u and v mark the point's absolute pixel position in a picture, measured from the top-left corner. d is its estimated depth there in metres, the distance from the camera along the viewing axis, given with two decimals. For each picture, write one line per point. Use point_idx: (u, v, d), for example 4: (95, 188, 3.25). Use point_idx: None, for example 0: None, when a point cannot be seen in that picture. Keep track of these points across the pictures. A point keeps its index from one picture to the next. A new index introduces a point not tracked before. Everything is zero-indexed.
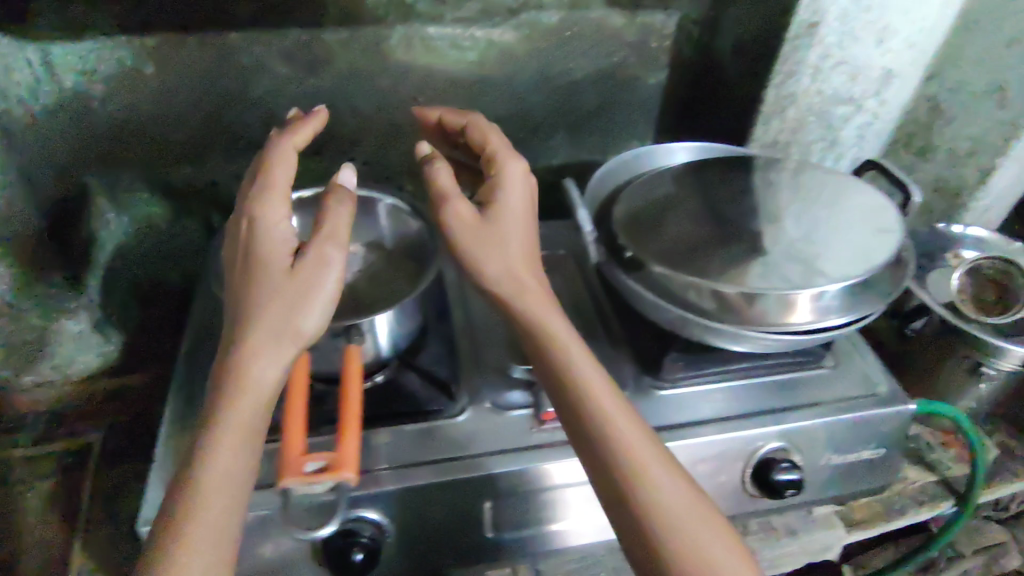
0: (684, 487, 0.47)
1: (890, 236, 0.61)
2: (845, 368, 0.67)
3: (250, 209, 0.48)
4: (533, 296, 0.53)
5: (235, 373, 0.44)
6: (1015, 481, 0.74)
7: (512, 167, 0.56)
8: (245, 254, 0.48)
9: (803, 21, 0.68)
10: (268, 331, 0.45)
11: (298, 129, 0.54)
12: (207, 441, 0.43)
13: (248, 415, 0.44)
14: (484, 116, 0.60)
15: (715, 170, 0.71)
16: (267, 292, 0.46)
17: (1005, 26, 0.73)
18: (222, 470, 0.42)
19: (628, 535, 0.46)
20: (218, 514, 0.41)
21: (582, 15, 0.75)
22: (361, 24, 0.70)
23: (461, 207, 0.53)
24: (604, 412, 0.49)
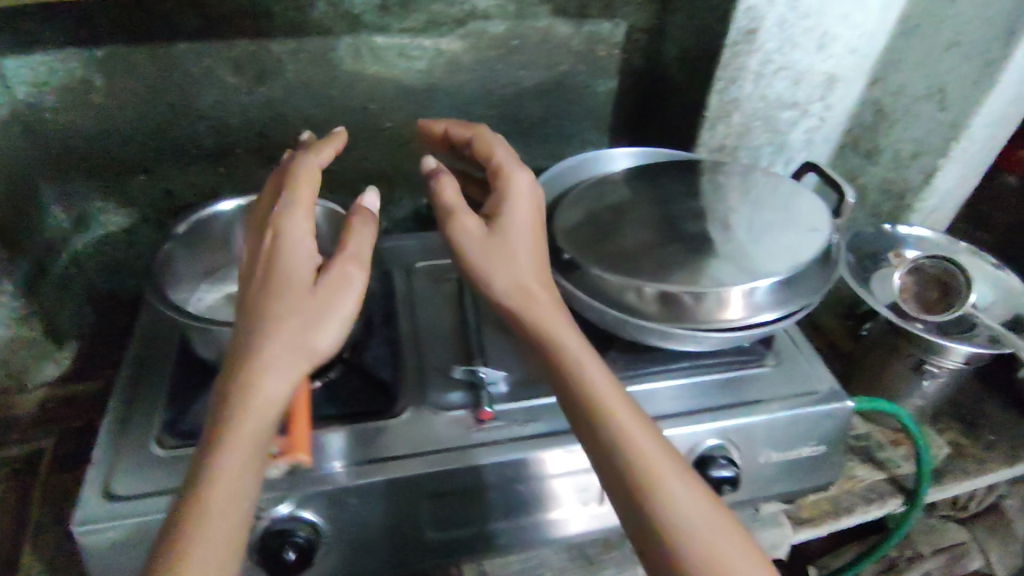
0: (714, 514, 0.46)
1: (819, 236, 0.62)
2: (786, 366, 0.68)
3: (273, 219, 0.46)
4: (545, 308, 0.51)
5: (246, 393, 0.41)
6: (963, 479, 0.75)
7: (522, 178, 0.55)
8: (263, 266, 0.45)
9: (741, 28, 0.69)
10: (282, 346, 0.42)
11: (320, 148, 0.52)
12: (212, 458, 0.40)
13: (258, 431, 0.41)
14: (491, 128, 0.59)
15: (661, 174, 0.72)
16: (282, 305, 0.43)
17: (942, 32, 0.73)
18: (232, 491, 0.40)
19: (651, 555, 0.45)
20: (223, 536, 0.39)
21: (529, 24, 0.76)
22: (307, 34, 0.69)
23: (468, 222, 0.53)
24: (632, 436, 0.47)
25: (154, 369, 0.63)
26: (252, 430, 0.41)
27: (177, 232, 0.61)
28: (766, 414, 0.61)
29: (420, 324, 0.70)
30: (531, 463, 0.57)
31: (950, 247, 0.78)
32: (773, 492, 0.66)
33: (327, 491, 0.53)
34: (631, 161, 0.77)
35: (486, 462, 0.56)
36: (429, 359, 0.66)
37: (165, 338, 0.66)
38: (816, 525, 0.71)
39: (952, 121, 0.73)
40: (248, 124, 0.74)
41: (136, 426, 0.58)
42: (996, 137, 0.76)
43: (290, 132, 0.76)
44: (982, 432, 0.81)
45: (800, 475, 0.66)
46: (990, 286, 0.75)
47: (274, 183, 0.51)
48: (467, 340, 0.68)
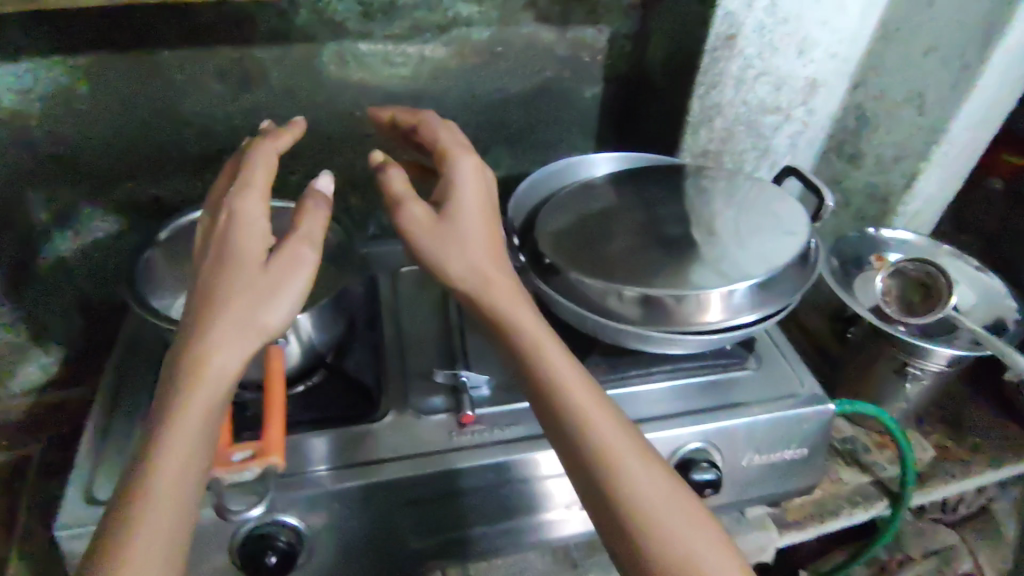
0: (666, 484, 0.47)
1: (796, 239, 0.63)
2: (768, 369, 0.68)
3: (228, 201, 0.47)
4: (501, 289, 0.53)
5: (194, 365, 0.42)
6: (948, 481, 0.75)
7: (468, 161, 0.55)
8: (217, 245, 0.46)
9: (720, 33, 0.70)
10: (234, 324, 0.44)
11: (278, 136, 0.53)
12: (162, 428, 0.41)
13: (210, 403, 0.42)
14: (438, 115, 0.60)
15: (643, 178, 0.72)
16: (236, 282, 0.44)
17: (920, 36, 0.73)
18: (184, 458, 0.41)
19: (607, 528, 0.46)
20: (173, 502, 0.40)
21: (512, 32, 0.76)
22: (291, 41, 0.70)
23: (416, 208, 0.53)
24: (584, 410, 0.49)
25: (137, 376, 0.63)
26: (202, 402, 0.42)
27: (158, 239, 0.62)
28: (748, 417, 0.61)
29: (404, 329, 0.70)
30: (511, 466, 0.57)
31: (933, 250, 0.78)
32: (755, 495, 0.66)
33: (306, 495, 0.53)
34: (615, 166, 0.77)
35: (468, 465, 0.56)
36: (412, 363, 0.66)
37: (148, 345, 0.66)
38: (800, 529, 0.71)
39: (931, 125, 0.74)
40: (233, 131, 0.74)
41: (118, 434, 0.58)
42: (976, 140, 0.76)
43: None
44: (967, 434, 0.81)
45: (782, 478, 0.66)
46: (973, 288, 0.75)
47: (230, 169, 0.52)
48: (451, 344, 0.68)
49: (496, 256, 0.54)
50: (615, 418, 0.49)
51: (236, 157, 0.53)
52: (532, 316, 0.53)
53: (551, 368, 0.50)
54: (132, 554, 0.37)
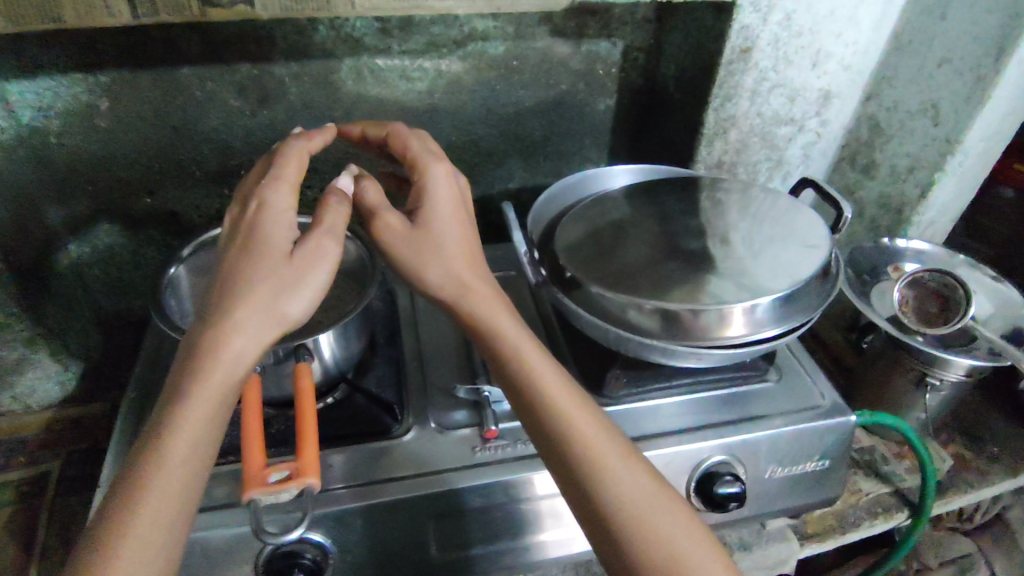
0: (647, 482, 0.49)
1: (819, 252, 0.63)
2: (788, 382, 0.68)
3: (260, 190, 0.48)
4: (479, 296, 0.54)
5: (207, 352, 0.43)
6: (966, 491, 0.76)
7: (438, 170, 0.55)
8: (246, 234, 0.47)
9: (736, 46, 0.70)
10: (254, 310, 0.44)
11: (312, 137, 0.54)
12: (173, 413, 0.42)
13: (219, 392, 0.43)
14: (406, 125, 0.59)
15: (661, 190, 0.73)
16: (258, 270, 0.45)
17: (933, 47, 0.74)
18: (187, 448, 0.42)
19: (592, 526, 0.48)
20: (172, 493, 0.41)
21: (527, 46, 0.77)
22: (309, 57, 0.70)
23: (391, 219, 0.54)
24: (564, 414, 0.51)
25: (158, 393, 0.63)
26: (213, 389, 0.43)
27: (182, 255, 0.62)
28: (770, 429, 0.62)
29: (423, 343, 0.70)
30: (536, 481, 0.57)
31: (949, 260, 0.79)
32: (778, 508, 0.65)
33: (332, 512, 0.53)
34: (631, 179, 0.78)
35: (493, 481, 0.56)
36: (432, 378, 0.66)
37: (169, 362, 0.66)
38: (823, 540, 0.70)
39: (946, 136, 0.74)
40: (251, 147, 0.75)
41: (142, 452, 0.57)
42: (990, 150, 0.77)
43: None
44: (985, 443, 0.81)
45: (804, 490, 0.66)
46: (989, 298, 0.76)
47: (262, 163, 0.53)
48: (470, 358, 0.68)
49: (472, 262, 0.55)
50: (598, 423, 0.51)
51: (269, 154, 0.53)
52: (514, 323, 0.54)
53: (534, 374, 0.52)
54: (123, 547, 0.39)
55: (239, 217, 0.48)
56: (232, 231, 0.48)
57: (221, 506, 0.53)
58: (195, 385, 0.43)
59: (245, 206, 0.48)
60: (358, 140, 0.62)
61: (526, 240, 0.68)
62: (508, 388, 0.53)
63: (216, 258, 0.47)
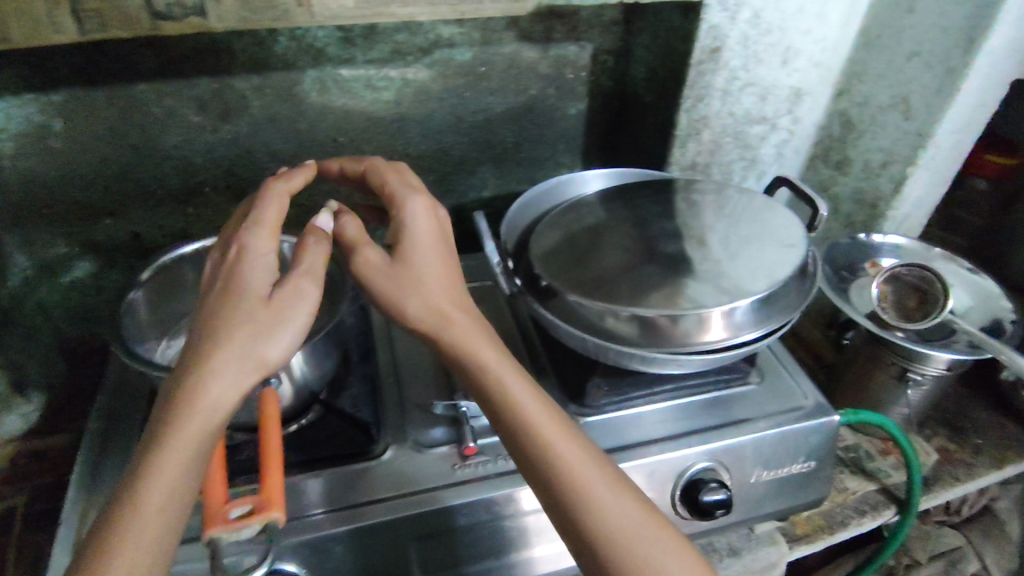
0: (633, 506, 0.48)
1: (793, 251, 0.62)
2: (770, 383, 0.67)
3: (240, 237, 0.46)
4: (463, 329, 0.52)
5: (186, 396, 0.41)
6: (954, 486, 0.75)
7: (416, 203, 0.54)
8: (225, 279, 0.45)
9: (705, 47, 0.69)
10: (233, 357, 0.42)
11: (290, 176, 0.52)
12: (149, 462, 0.40)
13: (196, 441, 0.41)
14: (384, 158, 0.58)
15: (635, 194, 0.72)
16: (235, 314, 0.43)
17: (902, 41, 0.73)
18: (162, 498, 0.40)
19: (582, 556, 0.47)
20: (144, 549, 0.39)
21: (494, 51, 0.75)
22: (270, 70, 0.68)
23: (370, 256, 0.53)
24: (545, 442, 0.49)
25: (124, 422, 0.60)
26: (190, 437, 0.41)
27: (142, 278, 0.59)
28: (754, 432, 0.61)
29: (398, 358, 0.68)
30: (520, 497, 0.55)
31: (925, 254, 0.79)
32: (766, 512, 0.64)
33: (308, 540, 0.51)
34: (605, 182, 0.77)
35: (473, 499, 0.54)
36: (408, 394, 0.64)
37: (133, 390, 0.64)
38: (813, 542, 0.70)
39: (918, 129, 0.74)
40: (214, 163, 0.72)
41: (106, 483, 0.55)
42: (962, 143, 0.77)
43: (257, 167, 0.74)
44: (968, 435, 0.81)
45: (791, 493, 0.65)
46: (967, 290, 0.76)
47: (243, 210, 0.51)
48: (448, 372, 0.66)
49: (456, 296, 0.53)
50: (581, 449, 0.50)
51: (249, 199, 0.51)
52: (498, 351, 0.52)
53: (519, 403, 0.50)
54: None
55: (218, 265, 0.46)
56: (211, 278, 0.46)
57: (190, 539, 0.50)
58: (172, 433, 0.40)
59: (225, 252, 0.46)
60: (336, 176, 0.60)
61: (500, 249, 0.66)
62: (492, 416, 0.51)
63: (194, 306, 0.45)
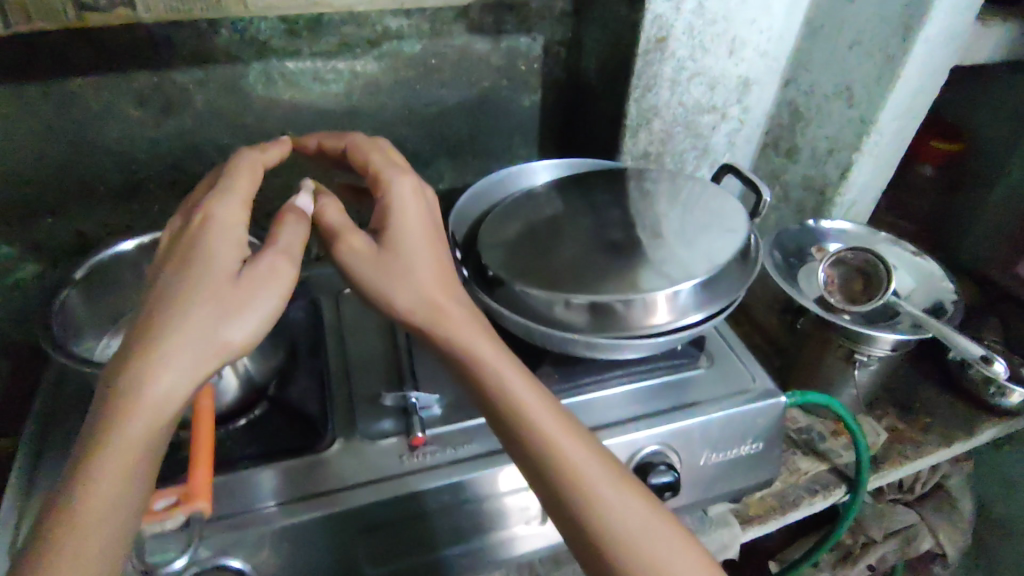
0: (631, 499, 0.49)
1: (735, 236, 0.63)
2: (719, 367, 0.68)
3: (208, 202, 0.44)
4: (456, 322, 0.52)
5: (134, 385, 0.38)
6: (903, 463, 0.77)
7: (403, 182, 0.53)
8: (187, 248, 0.43)
9: (651, 37, 0.70)
10: (189, 338, 0.40)
11: (264, 149, 0.52)
12: (95, 457, 0.38)
13: (150, 433, 0.39)
14: (364, 134, 0.57)
15: (586, 184, 0.73)
16: (196, 294, 0.41)
17: (844, 29, 0.74)
18: (113, 501, 0.38)
19: (581, 547, 0.49)
20: (95, 548, 0.37)
21: (444, 43, 0.75)
22: (214, 63, 0.67)
23: (356, 239, 0.52)
24: (545, 437, 0.49)
25: (64, 422, 0.60)
26: (143, 429, 0.39)
27: (75, 277, 0.57)
28: (701, 415, 0.62)
29: (349, 351, 0.68)
30: (470, 485, 0.55)
31: (870, 238, 0.80)
32: (715, 493, 0.65)
33: (258, 532, 0.50)
34: (550, 173, 0.77)
35: (421, 488, 0.54)
36: (359, 386, 0.64)
37: (75, 390, 0.63)
38: (765, 522, 0.71)
39: (861, 117, 0.76)
40: (159, 158, 0.71)
41: (43, 483, 0.54)
42: (906, 129, 0.78)
43: (206, 163, 0.74)
44: (917, 415, 0.83)
45: (740, 473, 0.66)
46: (911, 272, 0.77)
47: (212, 175, 0.50)
48: (399, 363, 0.66)
49: (446, 285, 0.53)
50: (580, 442, 0.50)
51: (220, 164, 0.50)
52: (493, 349, 0.52)
53: (516, 399, 0.50)
54: None
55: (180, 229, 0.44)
56: (170, 246, 0.44)
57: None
58: (122, 425, 0.38)
59: (188, 220, 0.44)
60: (314, 154, 0.60)
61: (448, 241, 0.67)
62: (489, 411, 0.51)
63: (148, 281, 0.42)
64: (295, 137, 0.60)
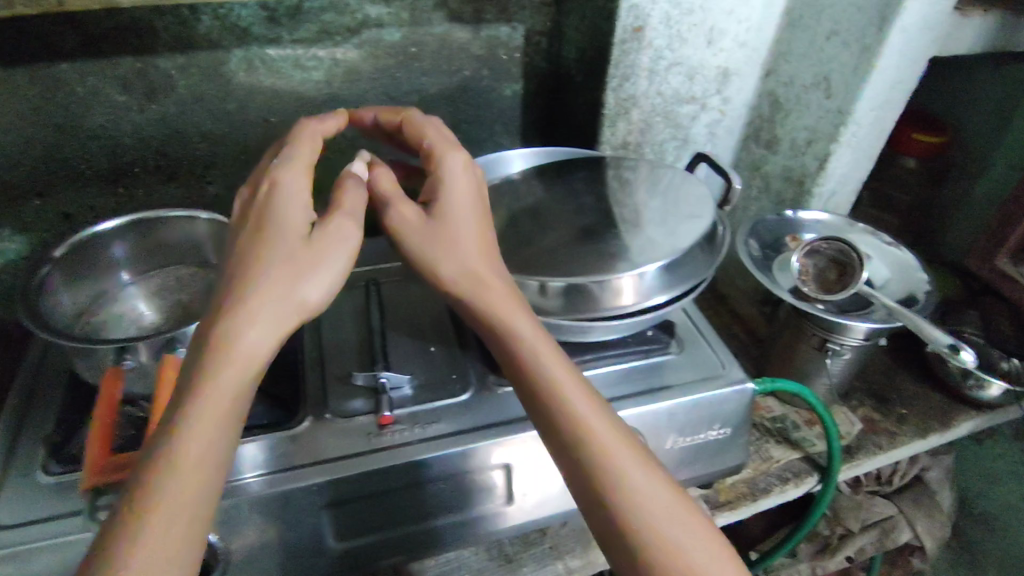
0: (663, 489, 0.47)
1: (700, 222, 0.64)
2: (689, 353, 0.69)
3: (274, 172, 0.49)
4: (495, 295, 0.52)
5: (228, 335, 0.42)
6: (877, 453, 0.78)
7: (455, 159, 0.55)
8: (260, 212, 0.47)
9: (627, 26, 0.71)
10: (273, 298, 0.43)
11: (323, 121, 0.55)
12: (190, 403, 0.40)
13: (239, 384, 0.42)
14: (420, 110, 0.59)
15: (561, 172, 0.74)
16: (276, 255, 0.45)
17: (822, 19, 0.75)
18: (201, 447, 0.40)
19: (605, 535, 0.47)
20: (186, 493, 0.39)
21: (424, 32, 0.76)
22: (195, 49, 0.69)
23: (405, 210, 0.54)
24: (576, 414, 0.48)
25: (43, 399, 0.61)
26: (233, 379, 0.41)
27: (53, 256, 0.58)
28: (668, 399, 0.62)
29: (325, 334, 0.69)
30: (431, 464, 0.56)
31: (846, 228, 0.81)
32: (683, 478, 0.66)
33: (225, 505, 0.52)
34: (529, 161, 0.77)
35: (390, 464, 0.55)
36: (332, 367, 0.65)
37: (56, 367, 0.64)
38: (735, 508, 0.71)
39: (838, 108, 0.76)
40: (142, 142, 0.73)
41: (20, 455, 0.55)
42: (885, 121, 0.78)
43: (189, 147, 0.75)
44: (894, 406, 0.84)
45: (708, 459, 0.67)
46: (886, 262, 0.77)
47: (278, 146, 0.54)
48: (371, 345, 0.67)
49: (488, 258, 0.53)
50: (613, 424, 0.49)
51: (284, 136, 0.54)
52: (532, 327, 0.52)
53: (550, 376, 0.50)
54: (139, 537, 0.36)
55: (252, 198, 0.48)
56: (243, 215, 0.48)
57: (43, 519, 0.50)
58: (214, 375, 0.41)
59: (256, 190, 0.48)
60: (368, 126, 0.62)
61: None
62: (521, 386, 0.51)
63: (228, 244, 0.46)
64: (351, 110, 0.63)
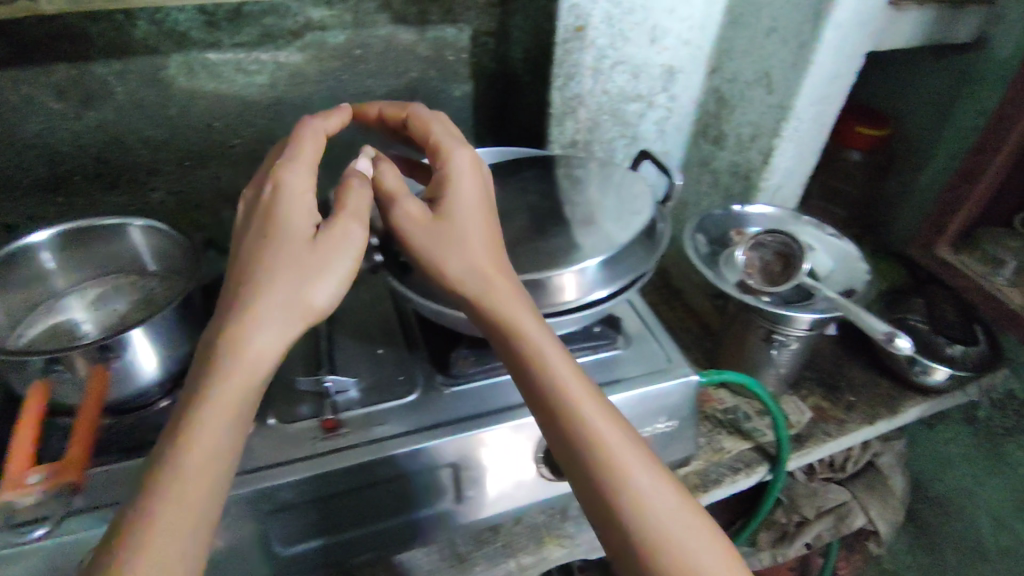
0: (670, 493, 0.47)
1: (638, 218, 0.65)
2: (636, 348, 0.70)
3: (278, 173, 0.48)
4: (503, 292, 0.51)
5: (232, 342, 0.41)
6: (826, 441, 0.79)
7: (461, 155, 0.55)
8: (265, 213, 0.47)
9: (569, 25, 0.72)
10: (279, 303, 0.43)
11: (327, 119, 0.56)
12: (194, 411, 0.40)
13: (243, 389, 0.41)
14: (425, 107, 0.60)
15: (508, 172, 0.74)
16: (280, 259, 0.44)
17: (761, 16, 0.76)
18: (205, 453, 0.40)
19: (611, 539, 0.47)
20: (189, 501, 0.39)
21: (368, 34, 0.76)
22: (132, 55, 0.68)
23: (410, 205, 0.53)
24: (583, 416, 0.49)
25: None
26: (238, 386, 0.41)
27: None
28: (612, 393, 0.63)
29: None
30: (377, 466, 0.56)
31: (789, 221, 0.82)
32: None
33: None
34: None
35: (336, 467, 0.55)
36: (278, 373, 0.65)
37: None
38: None
39: (780, 103, 0.77)
40: (82, 150, 0.72)
41: None
42: (826, 115, 0.79)
43: (131, 154, 0.74)
44: (844, 394, 0.85)
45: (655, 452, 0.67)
46: (829, 253, 0.79)
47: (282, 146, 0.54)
48: (319, 350, 0.67)
49: (495, 254, 0.53)
50: (619, 426, 0.49)
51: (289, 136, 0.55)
52: (542, 327, 0.51)
53: (556, 377, 0.50)
54: (142, 546, 0.36)
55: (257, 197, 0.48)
56: (247, 216, 0.48)
57: None
58: (220, 381, 0.41)
59: (260, 191, 0.48)
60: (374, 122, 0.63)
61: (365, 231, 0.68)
62: (528, 387, 0.51)
63: (233, 248, 0.46)
64: (357, 105, 0.65)
